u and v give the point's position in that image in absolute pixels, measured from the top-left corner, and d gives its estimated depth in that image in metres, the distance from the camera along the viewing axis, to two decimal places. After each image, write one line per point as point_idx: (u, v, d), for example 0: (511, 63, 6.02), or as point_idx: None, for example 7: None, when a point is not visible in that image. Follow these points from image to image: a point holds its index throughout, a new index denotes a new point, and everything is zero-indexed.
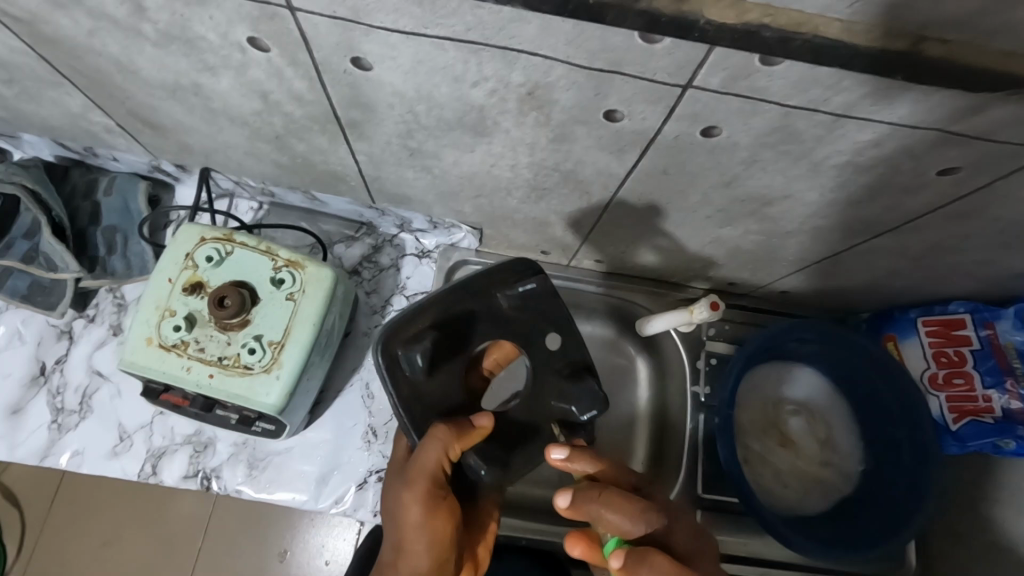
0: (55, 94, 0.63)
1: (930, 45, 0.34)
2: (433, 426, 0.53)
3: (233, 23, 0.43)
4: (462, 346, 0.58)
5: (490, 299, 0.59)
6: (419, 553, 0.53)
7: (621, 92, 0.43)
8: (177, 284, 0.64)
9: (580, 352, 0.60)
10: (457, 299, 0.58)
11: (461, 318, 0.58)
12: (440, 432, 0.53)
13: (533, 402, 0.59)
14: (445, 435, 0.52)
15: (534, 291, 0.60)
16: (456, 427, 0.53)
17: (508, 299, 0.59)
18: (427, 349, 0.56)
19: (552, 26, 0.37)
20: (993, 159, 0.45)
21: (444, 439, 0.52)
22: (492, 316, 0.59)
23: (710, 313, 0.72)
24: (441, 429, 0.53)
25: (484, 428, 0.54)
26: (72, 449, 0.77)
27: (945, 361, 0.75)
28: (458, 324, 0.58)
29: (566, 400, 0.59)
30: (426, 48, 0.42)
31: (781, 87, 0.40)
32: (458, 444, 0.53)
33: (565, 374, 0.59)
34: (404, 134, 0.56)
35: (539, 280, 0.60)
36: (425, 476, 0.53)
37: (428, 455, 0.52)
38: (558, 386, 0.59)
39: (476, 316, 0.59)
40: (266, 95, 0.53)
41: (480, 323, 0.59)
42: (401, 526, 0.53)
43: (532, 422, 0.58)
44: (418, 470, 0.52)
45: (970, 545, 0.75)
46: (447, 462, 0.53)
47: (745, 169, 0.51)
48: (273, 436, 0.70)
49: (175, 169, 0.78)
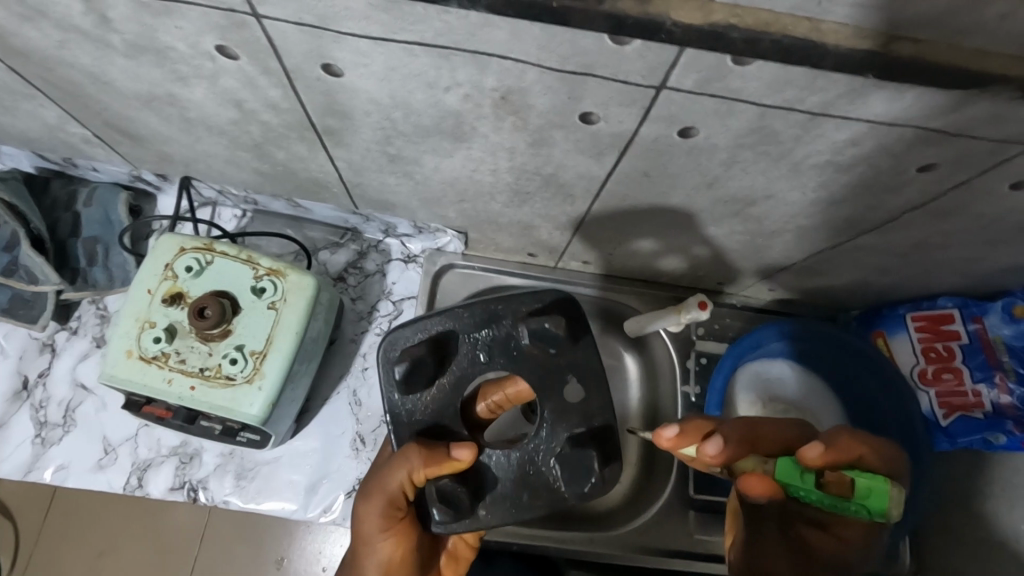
0: (29, 106, 0.62)
1: (902, 44, 0.34)
2: (408, 444, 0.51)
3: (200, 32, 0.43)
4: (462, 370, 0.53)
5: (506, 329, 0.53)
6: (371, 553, 0.55)
7: (595, 95, 0.43)
8: (156, 295, 0.63)
9: (603, 414, 0.53)
10: (466, 320, 0.53)
11: (465, 341, 0.53)
12: (411, 455, 0.50)
13: (525, 458, 0.53)
14: (413, 461, 0.50)
15: (546, 331, 0.52)
16: (429, 455, 0.50)
17: (521, 334, 0.53)
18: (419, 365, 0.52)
19: (521, 31, 0.37)
20: (973, 155, 0.44)
21: (410, 464, 0.50)
22: (502, 347, 0.53)
23: (700, 313, 0.73)
24: (412, 453, 0.50)
25: (460, 463, 0.50)
26: (57, 463, 0.76)
27: (934, 357, 0.74)
28: (460, 346, 0.53)
29: (562, 464, 0.52)
30: (397, 54, 0.41)
31: (756, 87, 0.39)
32: (423, 471, 0.50)
33: (574, 434, 0.52)
34: (382, 141, 0.55)
35: (557, 319, 0.52)
36: (386, 491, 0.52)
37: (393, 473, 0.51)
38: (562, 443, 0.52)
39: (484, 342, 0.53)
40: (240, 104, 0.53)
41: (485, 350, 0.53)
42: (360, 525, 0.55)
43: (519, 476, 0.53)
44: (381, 484, 0.52)
45: (964, 542, 0.75)
46: (413, 484, 0.51)
47: (726, 170, 0.51)
48: (258, 446, 0.69)
49: (156, 178, 0.77)
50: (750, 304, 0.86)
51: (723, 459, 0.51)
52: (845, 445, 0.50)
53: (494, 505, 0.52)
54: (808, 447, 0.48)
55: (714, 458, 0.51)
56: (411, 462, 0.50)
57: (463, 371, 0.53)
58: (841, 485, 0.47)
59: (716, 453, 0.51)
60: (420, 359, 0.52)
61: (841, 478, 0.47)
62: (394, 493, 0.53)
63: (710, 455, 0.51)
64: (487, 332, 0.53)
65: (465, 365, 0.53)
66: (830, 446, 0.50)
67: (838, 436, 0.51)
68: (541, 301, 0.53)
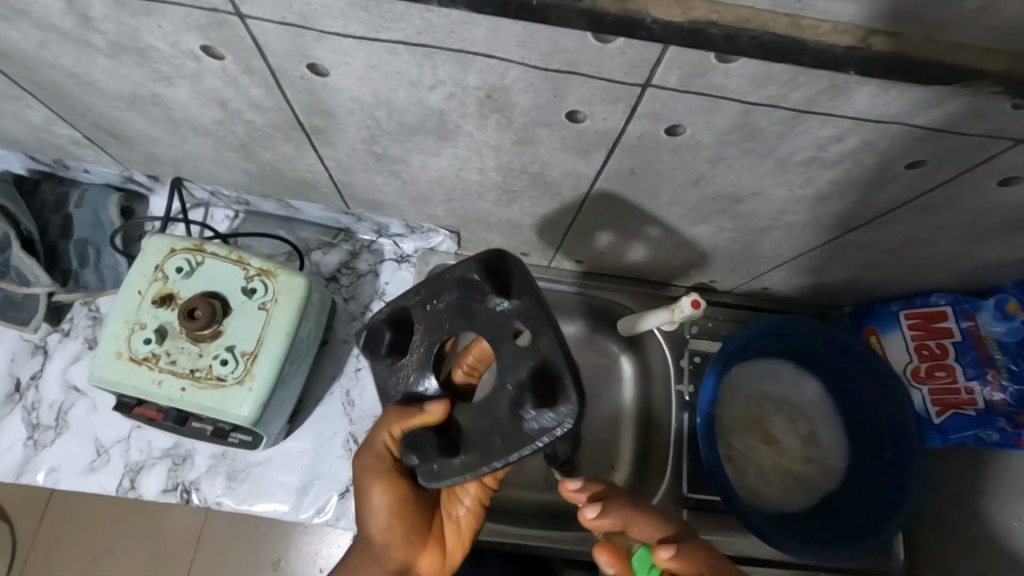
0: (16, 108, 0.62)
1: (882, 38, 0.34)
2: (390, 402, 0.58)
3: (182, 31, 0.43)
4: (430, 336, 0.54)
5: (456, 293, 0.51)
6: (369, 510, 0.59)
7: (578, 93, 0.42)
8: (146, 296, 0.63)
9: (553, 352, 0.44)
10: (428, 286, 0.53)
11: (429, 309, 0.53)
12: (390, 414, 0.57)
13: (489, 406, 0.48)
14: (387, 417, 0.57)
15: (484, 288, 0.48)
16: (404, 408, 0.56)
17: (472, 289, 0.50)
18: (395, 336, 0.56)
19: (501, 29, 0.37)
20: (958, 151, 0.44)
21: (385, 420, 0.57)
22: (462, 307, 0.51)
23: (695, 311, 0.73)
24: (387, 409, 0.58)
25: (431, 415, 0.53)
26: (49, 465, 0.76)
27: (926, 354, 0.74)
28: (427, 315, 0.54)
29: (519, 404, 0.45)
30: (379, 53, 0.41)
31: (739, 84, 0.39)
32: (398, 424, 0.56)
33: (528, 373, 0.46)
34: (368, 140, 0.55)
35: (500, 264, 0.47)
36: (376, 446, 0.59)
37: (379, 426, 0.58)
38: (517, 382, 0.46)
39: (445, 306, 0.52)
40: (226, 103, 0.53)
41: (448, 314, 0.52)
42: (358, 481, 0.61)
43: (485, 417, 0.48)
44: (371, 439, 0.59)
45: (955, 538, 0.75)
46: (395, 441, 0.58)
47: (712, 167, 0.51)
48: (250, 447, 0.69)
49: (147, 179, 0.77)
50: (743, 301, 0.86)
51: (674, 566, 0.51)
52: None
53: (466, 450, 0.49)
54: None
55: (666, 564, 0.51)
56: (391, 415, 0.57)
57: (430, 338, 0.54)
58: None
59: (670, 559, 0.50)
60: (382, 334, 0.56)
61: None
62: (382, 450, 0.59)
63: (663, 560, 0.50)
64: (445, 297, 0.52)
65: (431, 334, 0.54)
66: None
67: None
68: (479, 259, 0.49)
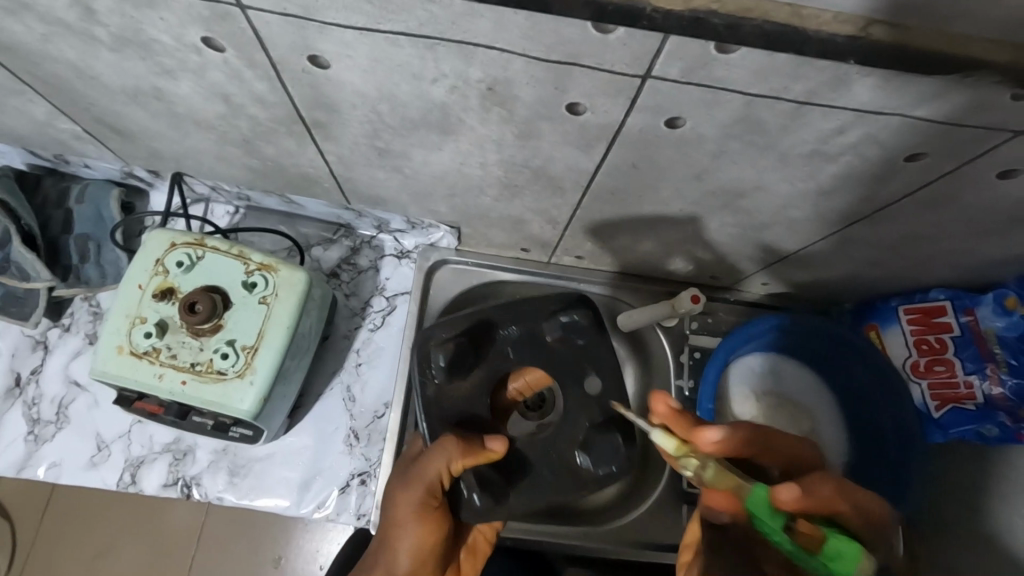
0: (18, 102, 0.62)
1: (882, 29, 0.34)
2: (445, 436, 0.50)
3: (185, 24, 0.43)
4: (494, 361, 0.55)
5: (533, 324, 0.56)
6: (402, 546, 0.55)
7: (580, 85, 0.43)
8: (147, 290, 0.64)
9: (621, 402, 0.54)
10: (502, 312, 0.56)
11: (498, 334, 0.56)
12: (448, 451, 0.50)
13: (552, 445, 0.54)
14: (452, 453, 0.50)
15: (576, 324, 0.55)
16: (468, 447, 0.50)
17: (552, 328, 0.55)
18: (456, 352, 0.54)
19: (504, 20, 0.37)
20: (959, 143, 0.44)
21: (449, 455, 0.50)
22: (531, 341, 0.56)
23: (696, 306, 0.78)
24: (451, 445, 0.50)
25: (495, 454, 0.51)
26: (50, 460, 0.76)
27: (926, 349, 0.75)
28: (494, 337, 0.56)
29: (589, 451, 0.53)
30: (381, 45, 0.41)
31: (740, 76, 0.39)
32: (462, 464, 0.50)
33: (597, 424, 0.54)
34: (370, 135, 0.55)
35: (586, 315, 0.55)
36: (425, 482, 0.52)
37: (432, 464, 0.50)
38: (584, 431, 0.54)
39: (515, 336, 0.56)
40: (228, 97, 0.53)
41: (516, 345, 0.56)
42: (394, 516, 0.55)
43: (547, 455, 0.53)
44: (419, 474, 0.51)
45: (956, 533, 0.75)
46: (449, 479, 0.51)
47: (713, 160, 0.51)
48: (251, 442, 0.69)
49: (148, 175, 0.77)
50: (742, 298, 0.86)
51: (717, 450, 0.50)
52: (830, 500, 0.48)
53: (518, 492, 0.52)
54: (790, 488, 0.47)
55: (710, 447, 0.49)
56: (450, 454, 0.50)
57: (494, 363, 0.55)
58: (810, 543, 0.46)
59: (715, 443, 0.49)
60: (457, 349, 0.54)
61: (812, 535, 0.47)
62: (430, 487, 0.52)
63: (707, 441, 0.49)
64: (516, 327, 0.56)
65: (494, 359, 0.55)
66: (816, 498, 0.48)
67: (822, 480, 0.49)
68: (566, 297, 0.56)
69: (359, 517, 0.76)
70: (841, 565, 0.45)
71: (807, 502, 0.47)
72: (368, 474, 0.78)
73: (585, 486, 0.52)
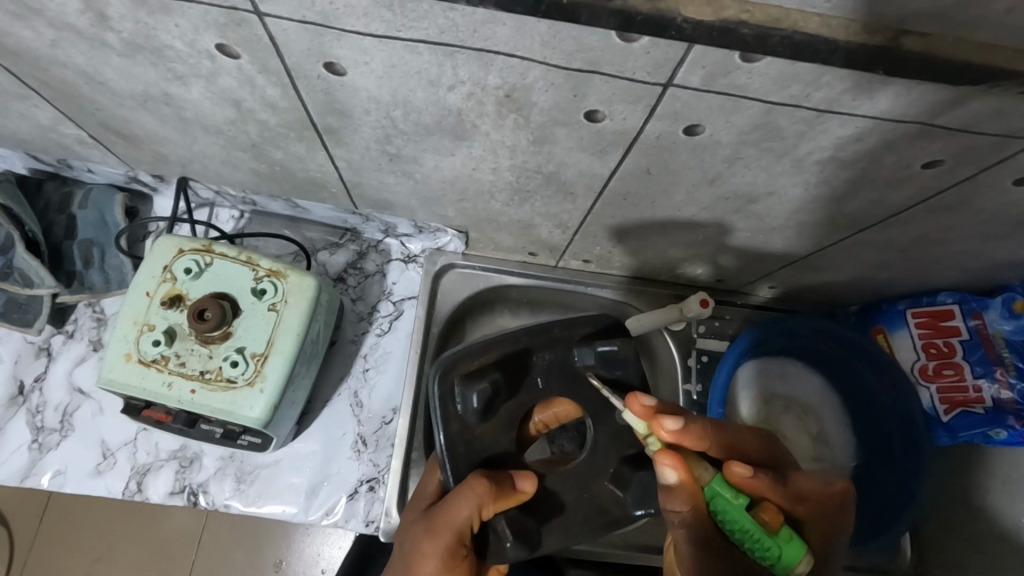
0: (23, 107, 0.61)
1: (909, 39, 0.34)
2: (471, 480, 0.49)
3: (200, 30, 0.42)
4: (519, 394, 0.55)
5: (565, 351, 0.56)
6: None
7: (600, 93, 0.42)
8: (155, 298, 0.63)
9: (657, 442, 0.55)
10: (536, 340, 0.56)
11: (530, 363, 0.56)
12: (482, 496, 0.48)
13: (585, 488, 0.54)
14: (483, 495, 0.48)
15: (615, 353, 0.56)
16: (500, 490, 0.49)
17: (585, 356, 0.56)
18: (490, 393, 0.53)
19: (526, 28, 0.36)
20: (976, 151, 0.44)
21: (483, 499, 0.48)
22: (561, 368, 0.56)
23: (705, 310, 0.80)
24: (482, 489, 0.48)
25: (524, 495, 0.50)
26: (54, 468, 0.75)
27: (934, 353, 0.74)
28: (526, 366, 0.56)
29: (626, 488, 0.54)
30: (399, 53, 0.41)
31: (762, 84, 0.39)
32: (496, 505, 0.49)
33: (630, 459, 0.55)
34: (382, 140, 0.55)
35: (625, 345, 0.56)
36: (454, 531, 0.49)
37: (463, 511, 0.48)
38: (618, 470, 0.55)
39: (545, 364, 0.56)
40: (239, 103, 0.52)
41: (545, 373, 0.56)
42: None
43: (580, 494, 0.54)
44: (448, 523, 0.49)
45: (965, 534, 0.75)
46: (476, 522, 0.49)
47: (728, 166, 0.51)
48: (260, 450, 0.68)
49: (152, 179, 0.77)
50: (749, 301, 0.86)
51: (674, 440, 0.48)
52: (783, 493, 0.48)
53: (555, 532, 0.53)
54: (740, 465, 0.47)
55: (669, 436, 0.48)
56: (481, 499, 0.48)
57: (524, 394, 0.55)
58: (771, 523, 0.47)
59: (674, 433, 0.48)
60: (496, 387, 0.53)
61: (775, 519, 0.47)
62: (457, 535, 0.50)
63: (665, 431, 0.48)
64: (547, 355, 0.56)
65: (527, 389, 0.56)
66: (767, 487, 0.47)
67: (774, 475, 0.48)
68: (602, 324, 0.57)
69: (368, 523, 0.76)
70: (794, 546, 0.46)
71: (760, 486, 0.47)
72: (376, 480, 0.77)
73: (615, 522, 0.54)
